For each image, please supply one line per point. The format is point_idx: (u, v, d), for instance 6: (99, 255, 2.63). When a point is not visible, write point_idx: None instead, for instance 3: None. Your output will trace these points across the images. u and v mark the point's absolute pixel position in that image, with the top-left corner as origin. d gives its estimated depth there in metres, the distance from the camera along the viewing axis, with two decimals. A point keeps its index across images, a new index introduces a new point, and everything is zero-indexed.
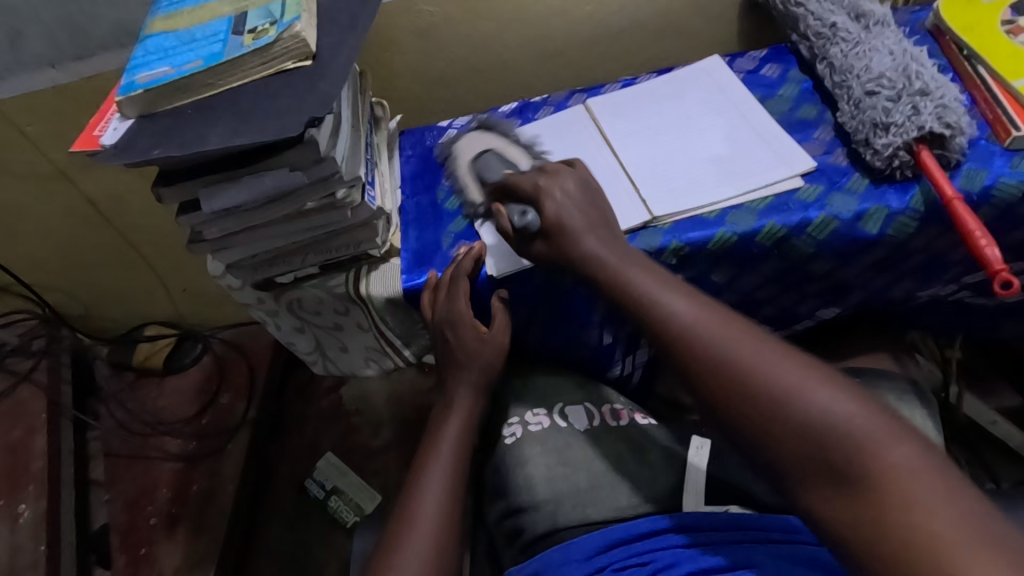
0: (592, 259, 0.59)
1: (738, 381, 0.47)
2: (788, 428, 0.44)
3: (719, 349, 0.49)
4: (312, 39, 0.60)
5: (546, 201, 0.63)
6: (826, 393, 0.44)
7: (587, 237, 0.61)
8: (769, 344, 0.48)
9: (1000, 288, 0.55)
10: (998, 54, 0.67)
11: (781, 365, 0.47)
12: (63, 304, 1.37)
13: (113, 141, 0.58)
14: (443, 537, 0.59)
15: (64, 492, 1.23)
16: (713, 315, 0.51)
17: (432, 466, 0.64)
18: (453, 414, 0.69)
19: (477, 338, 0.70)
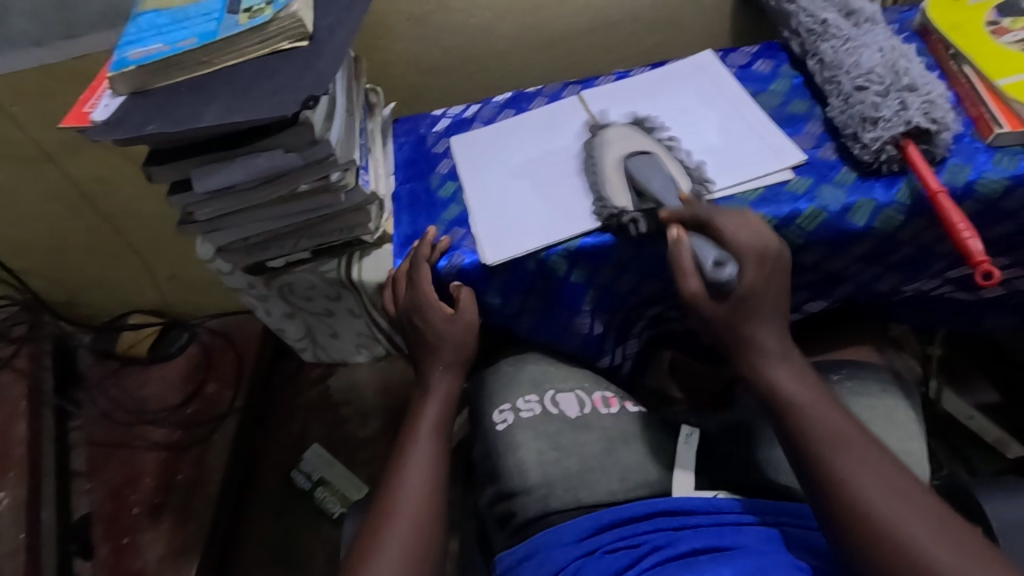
0: (765, 379, 0.59)
1: (890, 539, 0.49)
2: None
3: (875, 507, 0.50)
4: (309, 20, 0.60)
5: (748, 267, 0.59)
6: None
7: (762, 327, 0.59)
8: (930, 508, 0.50)
9: (981, 279, 0.56)
10: (983, 54, 0.68)
11: (926, 533, 0.48)
12: (46, 290, 1.35)
13: (105, 117, 0.58)
14: (435, 518, 0.59)
15: (45, 480, 1.21)
16: (870, 453, 0.53)
17: (415, 451, 0.64)
18: (446, 399, 0.69)
19: (445, 318, 0.70)
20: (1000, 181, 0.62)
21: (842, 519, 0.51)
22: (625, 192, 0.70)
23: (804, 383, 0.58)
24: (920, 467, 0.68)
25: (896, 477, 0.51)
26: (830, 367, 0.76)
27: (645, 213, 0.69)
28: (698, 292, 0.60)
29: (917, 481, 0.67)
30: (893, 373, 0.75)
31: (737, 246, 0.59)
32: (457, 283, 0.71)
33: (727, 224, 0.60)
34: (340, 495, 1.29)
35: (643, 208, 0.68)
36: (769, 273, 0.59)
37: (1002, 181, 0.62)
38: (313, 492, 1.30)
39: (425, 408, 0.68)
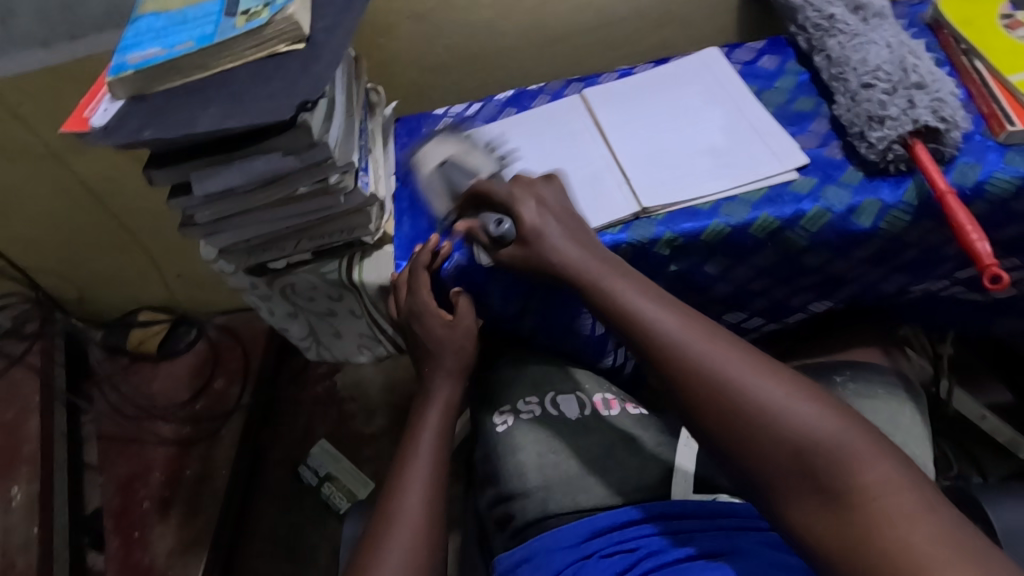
0: (569, 264, 0.60)
1: (741, 407, 0.48)
2: (783, 455, 0.46)
3: (727, 372, 0.49)
4: (306, 22, 0.59)
5: (521, 208, 0.64)
6: (821, 421, 0.46)
7: (554, 245, 0.62)
8: (768, 370, 0.49)
9: (988, 282, 0.55)
10: (996, 49, 0.66)
11: (774, 389, 0.48)
12: (57, 287, 1.37)
13: (104, 121, 0.58)
14: (431, 522, 0.59)
15: (57, 474, 1.23)
16: (695, 325, 0.53)
17: (414, 460, 0.64)
18: (438, 403, 0.69)
19: (443, 325, 0.70)
20: (1011, 180, 0.60)
21: (699, 397, 0.50)
22: (625, 193, 0.70)
23: (635, 281, 0.58)
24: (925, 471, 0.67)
25: (721, 338, 0.52)
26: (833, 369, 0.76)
27: (646, 215, 0.68)
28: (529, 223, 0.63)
29: None
30: (900, 376, 0.74)
31: (506, 202, 0.65)
32: (457, 288, 0.72)
33: (504, 189, 0.66)
34: (346, 491, 1.30)
35: (644, 209, 0.68)
36: (541, 209, 0.64)
37: (1013, 181, 0.60)
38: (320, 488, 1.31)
39: (425, 413, 0.68)
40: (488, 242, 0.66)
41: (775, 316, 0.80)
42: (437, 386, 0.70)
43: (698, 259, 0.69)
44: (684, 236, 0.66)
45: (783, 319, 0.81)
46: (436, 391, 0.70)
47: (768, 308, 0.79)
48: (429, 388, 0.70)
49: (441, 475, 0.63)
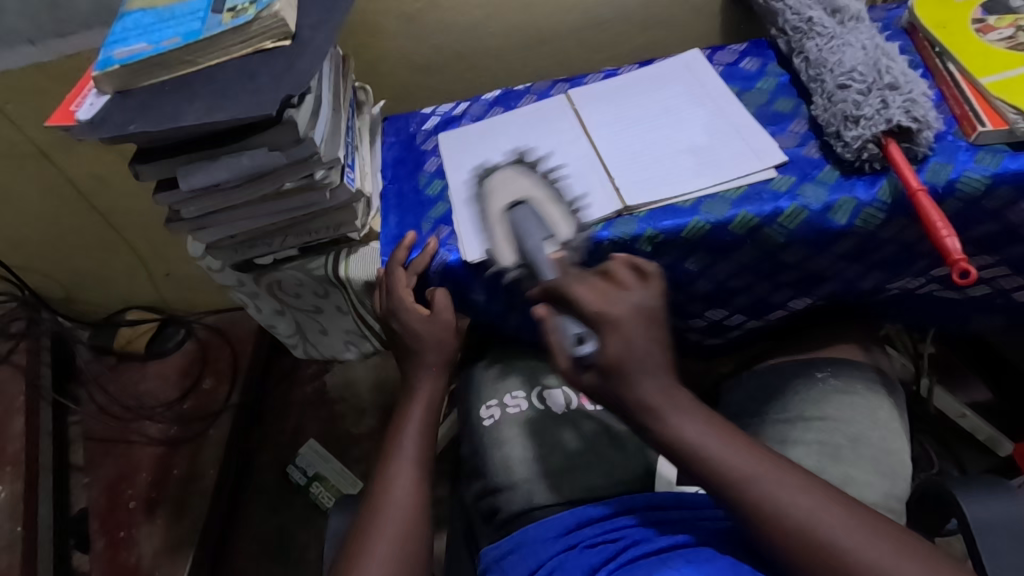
0: (644, 404, 0.51)
1: (786, 530, 0.47)
2: (828, 574, 0.46)
3: (764, 492, 0.49)
4: (291, 19, 0.60)
5: (611, 333, 0.51)
6: (860, 540, 0.46)
7: (644, 383, 0.51)
8: (801, 481, 0.49)
9: (958, 277, 0.56)
10: (968, 52, 0.68)
11: (810, 507, 0.48)
12: (44, 287, 1.36)
13: (89, 115, 0.58)
14: (418, 518, 0.59)
15: (42, 475, 1.22)
16: (781, 473, 0.50)
17: (400, 454, 0.64)
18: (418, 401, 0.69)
19: (421, 320, 0.71)
20: (982, 179, 0.62)
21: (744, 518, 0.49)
22: (608, 190, 0.71)
23: (660, 377, 0.52)
24: (902, 464, 0.68)
25: (806, 483, 0.49)
26: (813, 365, 0.77)
27: (628, 212, 0.69)
28: (569, 375, 0.54)
29: (898, 479, 0.67)
30: (878, 372, 0.76)
31: (595, 319, 0.53)
32: (435, 285, 0.73)
33: (590, 302, 0.54)
34: (335, 490, 1.30)
35: (626, 207, 0.69)
36: (631, 335, 0.51)
37: (984, 179, 0.62)
38: (308, 487, 1.31)
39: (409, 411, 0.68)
40: (565, 355, 0.54)
41: (756, 312, 0.81)
42: (420, 384, 0.70)
43: (679, 256, 0.70)
44: (665, 233, 0.68)
45: (765, 316, 0.82)
46: (421, 384, 0.70)
47: (750, 304, 0.80)
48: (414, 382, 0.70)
49: (427, 468, 0.64)
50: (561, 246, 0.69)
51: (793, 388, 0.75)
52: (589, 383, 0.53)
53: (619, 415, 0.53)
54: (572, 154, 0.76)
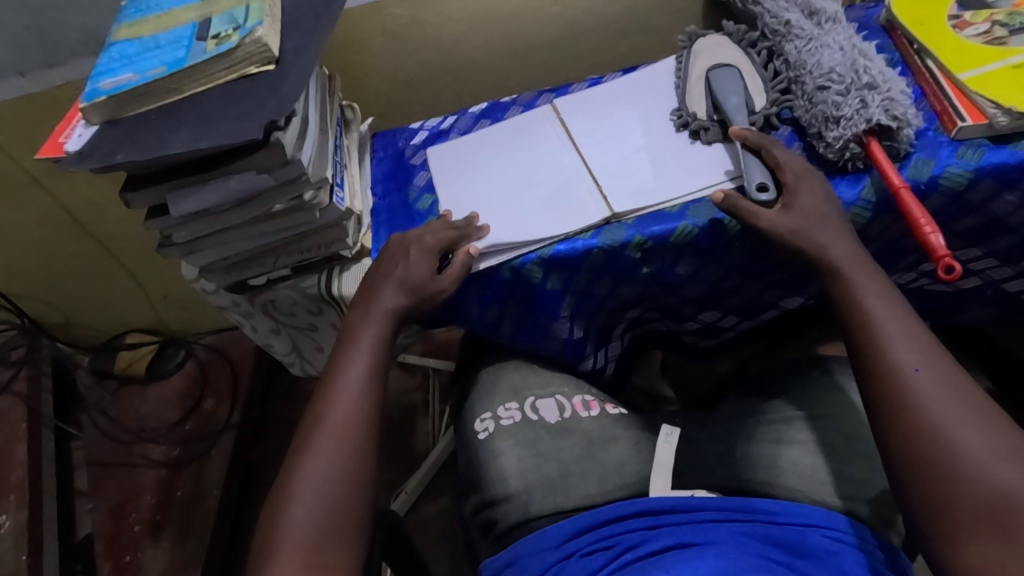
0: (828, 253, 0.59)
1: (925, 433, 0.49)
2: (914, 432, 0.50)
3: (921, 395, 0.51)
4: (275, 44, 0.61)
5: (783, 172, 0.64)
6: (1012, 469, 0.46)
7: (824, 235, 0.60)
8: (976, 408, 0.49)
9: (943, 273, 0.57)
10: (946, 47, 0.69)
11: (968, 429, 0.48)
12: (43, 313, 1.37)
13: (77, 147, 0.59)
14: (361, 439, 0.58)
15: (46, 501, 1.21)
16: (921, 344, 0.53)
17: (346, 370, 0.62)
18: (373, 314, 0.66)
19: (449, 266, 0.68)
20: (964, 173, 0.62)
21: (884, 413, 0.52)
22: (595, 199, 0.71)
23: (852, 250, 0.60)
24: None
25: (947, 370, 0.52)
26: (805, 366, 0.77)
27: (616, 219, 0.70)
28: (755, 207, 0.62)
29: None
30: None
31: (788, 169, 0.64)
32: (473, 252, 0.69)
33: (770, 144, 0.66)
34: None
35: (614, 214, 0.69)
36: (818, 192, 0.62)
37: (966, 174, 0.62)
38: None
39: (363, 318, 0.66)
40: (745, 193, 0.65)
41: (748, 311, 0.83)
42: (378, 292, 0.67)
43: (667, 260, 0.71)
44: (653, 239, 0.68)
45: (758, 315, 0.84)
46: (374, 296, 0.67)
47: (740, 306, 0.82)
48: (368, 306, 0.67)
49: (376, 369, 0.63)
50: (551, 257, 0.70)
51: (786, 387, 0.76)
52: (770, 224, 0.61)
53: (793, 251, 0.61)
54: (552, 162, 0.77)
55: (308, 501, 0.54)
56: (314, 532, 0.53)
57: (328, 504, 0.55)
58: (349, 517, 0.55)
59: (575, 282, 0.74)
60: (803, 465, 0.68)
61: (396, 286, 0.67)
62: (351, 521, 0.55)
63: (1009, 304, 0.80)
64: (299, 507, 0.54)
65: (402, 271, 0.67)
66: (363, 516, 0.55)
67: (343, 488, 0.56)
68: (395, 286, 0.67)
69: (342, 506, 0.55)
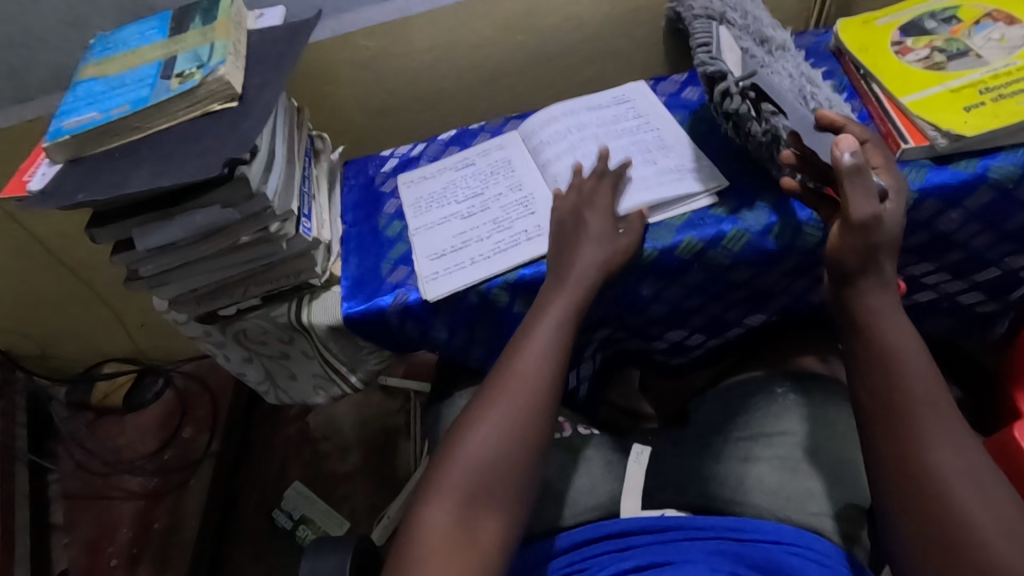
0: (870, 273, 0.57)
1: (916, 467, 0.49)
2: (910, 462, 0.50)
3: (923, 430, 0.50)
4: (238, 81, 0.62)
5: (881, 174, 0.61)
6: (1000, 522, 0.45)
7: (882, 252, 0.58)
8: (974, 459, 0.49)
9: (888, 290, 0.59)
10: (889, 73, 0.72)
11: (961, 478, 0.48)
12: (16, 345, 1.35)
13: (40, 186, 0.59)
14: (533, 413, 0.58)
15: (17, 537, 1.18)
16: (930, 379, 0.52)
17: (531, 340, 0.63)
18: (563, 287, 0.65)
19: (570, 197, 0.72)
20: (909, 194, 0.65)
21: (889, 435, 0.52)
22: None
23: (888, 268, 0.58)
24: None
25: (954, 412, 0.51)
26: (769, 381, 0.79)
27: None
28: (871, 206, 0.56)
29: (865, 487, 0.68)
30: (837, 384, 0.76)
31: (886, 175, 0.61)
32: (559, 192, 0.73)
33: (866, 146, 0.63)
34: (321, 531, 1.27)
35: None
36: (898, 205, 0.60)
37: (910, 194, 0.65)
38: (294, 531, 1.28)
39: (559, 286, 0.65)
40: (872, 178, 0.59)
41: (715, 329, 0.85)
42: (580, 255, 0.66)
43: (630, 283, 0.73)
44: None
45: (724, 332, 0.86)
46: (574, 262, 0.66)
47: (707, 324, 0.84)
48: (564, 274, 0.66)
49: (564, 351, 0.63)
50: (516, 281, 0.71)
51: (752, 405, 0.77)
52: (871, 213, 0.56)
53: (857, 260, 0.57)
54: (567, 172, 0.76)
55: (473, 452, 0.56)
56: (464, 492, 0.54)
57: (493, 463, 0.56)
58: (508, 484, 0.55)
59: None
60: (768, 482, 0.68)
61: (591, 245, 0.66)
62: (500, 494, 0.55)
63: (966, 314, 0.82)
64: (465, 454, 0.56)
65: (587, 233, 0.67)
66: (519, 494, 0.56)
67: (502, 454, 0.56)
68: (594, 255, 0.66)
69: (503, 469, 0.56)
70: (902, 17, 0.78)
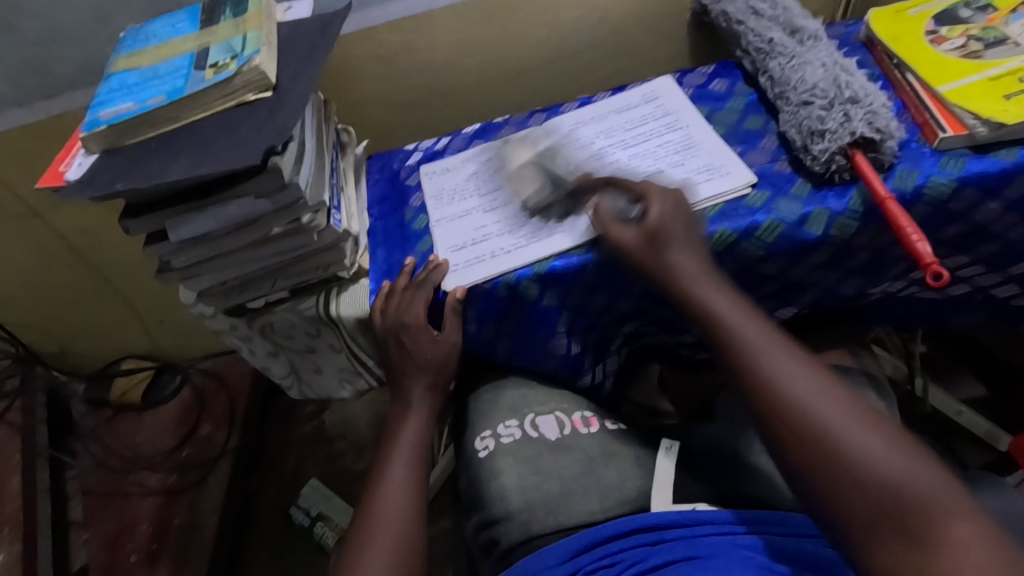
0: (677, 273, 0.63)
1: (804, 426, 0.50)
2: (794, 432, 0.50)
3: (789, 394, 0.52)
4: (272, 71, 0.63)
5: (653, 204, 0.66)
6: (889, 453, 0.47)
7: (677, 254, 0.64)
8: (840, 400, 0.51)
9: (931, 279, 0.58)
10: (924, 62, 0.71)
11: (853, 428, 0.49)
12: (37, 342, 1.36)
13: (78, 176, 0.60)
14: (409, 525, 0.62)
15: (39, 532, 1.19)
16: (775, 343, 0.56)
17: (391, 465, 0.68)
18: (410, 413, 0.72)
19: (637, 232, 0.66)
20: (948, 182, 0.64)
21: (768, 412, 0.53)
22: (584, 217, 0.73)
23: (695, 264, 0.64)
24: None
25: (813, 371, 0.54)
26: None
27: None
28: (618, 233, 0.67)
29: None
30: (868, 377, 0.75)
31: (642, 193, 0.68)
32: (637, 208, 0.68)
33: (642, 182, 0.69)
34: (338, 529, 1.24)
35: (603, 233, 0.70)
36: (675, 211, 0.66)
37: (949, 183, 0.64)
38: (312, 529, 1.26)
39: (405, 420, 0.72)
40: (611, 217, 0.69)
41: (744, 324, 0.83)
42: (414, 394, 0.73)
43: None
44: None
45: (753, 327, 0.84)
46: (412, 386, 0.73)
47: None
48: (407, 399, 0.73)
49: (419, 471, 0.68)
50: (546, 273, 0.71)
51: None
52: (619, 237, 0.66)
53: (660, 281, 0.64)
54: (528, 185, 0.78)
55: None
56: None
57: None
58: None
59: (571, 297, 0.75)
60: None
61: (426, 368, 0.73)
62: None
63: (998, 308, 0.81)
64: None
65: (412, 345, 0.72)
66: None
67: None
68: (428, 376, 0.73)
69: None
70: (935, 6, 0.77)
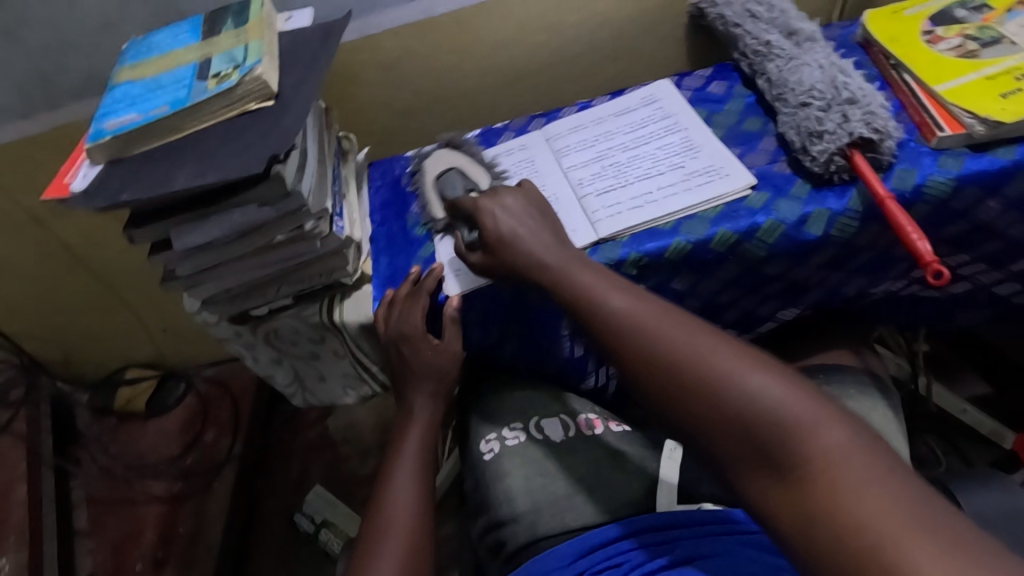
0: (530, 254, 0.63)
1: (670, 378, 0.49)
2: (659, 380, 0.49)
3: (654, 341, 0.51)
4: (274, 80, 0.63)
5: (485, 216, 0.67)
6: (752, 375, 0.46)
7: (525, 234, 0.64)
8: (694, 335, 0.50)
9: (932, 278, 0.58)
10: (921, 62, 0.71)
11: (711, 357, 0.48)
12: (42, 351, 1.37)
13: (83, 186, 0.60)
14: (418, 528, 0.63)
15: (45, 542, 1.18)
16: (639, 302, 0.55)
17: (397, 470, 0.68)
18: (414, 420, 0.73)
19: (431, 347, 0.72)
20: (946, 181, 0.64)
21: (636, 368, 0.51)
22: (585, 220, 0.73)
23: (544, 237, 0.64)
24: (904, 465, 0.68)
25: (669, 313, 0.53)
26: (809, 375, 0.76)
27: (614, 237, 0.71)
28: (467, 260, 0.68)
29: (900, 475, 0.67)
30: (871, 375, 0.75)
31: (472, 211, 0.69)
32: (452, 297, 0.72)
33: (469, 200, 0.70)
34: (343, 535, 1.25)
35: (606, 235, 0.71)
36: (522, 209, 0.66)
37: (948, 183, 0.64)
38: (317, 535, 1.25)
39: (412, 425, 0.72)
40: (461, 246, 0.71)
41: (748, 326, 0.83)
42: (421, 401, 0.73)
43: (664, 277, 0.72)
44: (648, 255, 0.69)
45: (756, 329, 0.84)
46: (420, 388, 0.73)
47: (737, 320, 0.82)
48: (413, 406, 0.73)
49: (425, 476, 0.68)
50: None
51: None
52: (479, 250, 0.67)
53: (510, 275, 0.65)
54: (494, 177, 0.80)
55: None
56: None
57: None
58: None
59: None
60: None
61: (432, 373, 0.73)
62: None
63: (999, 305, 0.81)
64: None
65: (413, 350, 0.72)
66: None
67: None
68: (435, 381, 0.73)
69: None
70: (930, 7, 0.78)
